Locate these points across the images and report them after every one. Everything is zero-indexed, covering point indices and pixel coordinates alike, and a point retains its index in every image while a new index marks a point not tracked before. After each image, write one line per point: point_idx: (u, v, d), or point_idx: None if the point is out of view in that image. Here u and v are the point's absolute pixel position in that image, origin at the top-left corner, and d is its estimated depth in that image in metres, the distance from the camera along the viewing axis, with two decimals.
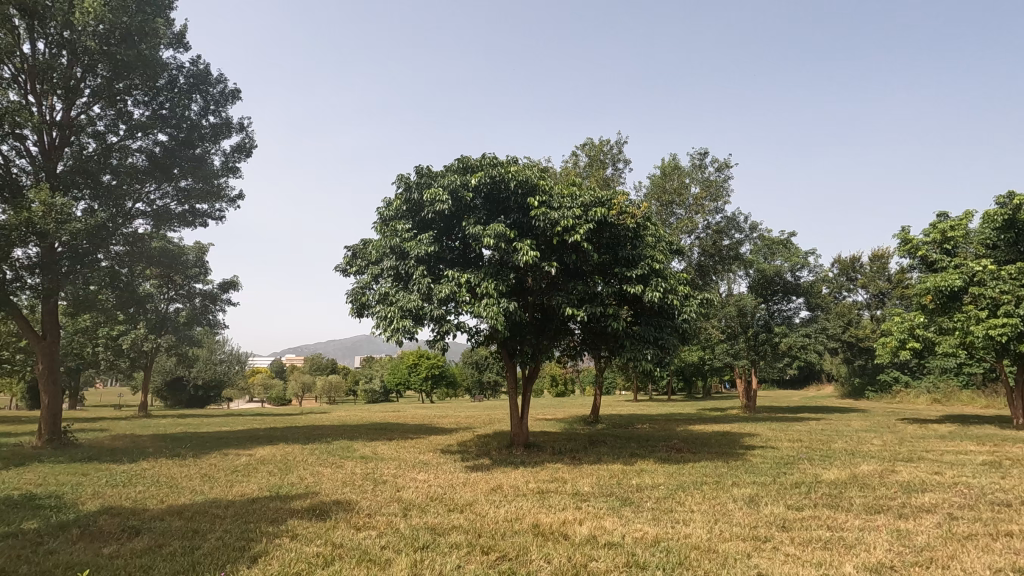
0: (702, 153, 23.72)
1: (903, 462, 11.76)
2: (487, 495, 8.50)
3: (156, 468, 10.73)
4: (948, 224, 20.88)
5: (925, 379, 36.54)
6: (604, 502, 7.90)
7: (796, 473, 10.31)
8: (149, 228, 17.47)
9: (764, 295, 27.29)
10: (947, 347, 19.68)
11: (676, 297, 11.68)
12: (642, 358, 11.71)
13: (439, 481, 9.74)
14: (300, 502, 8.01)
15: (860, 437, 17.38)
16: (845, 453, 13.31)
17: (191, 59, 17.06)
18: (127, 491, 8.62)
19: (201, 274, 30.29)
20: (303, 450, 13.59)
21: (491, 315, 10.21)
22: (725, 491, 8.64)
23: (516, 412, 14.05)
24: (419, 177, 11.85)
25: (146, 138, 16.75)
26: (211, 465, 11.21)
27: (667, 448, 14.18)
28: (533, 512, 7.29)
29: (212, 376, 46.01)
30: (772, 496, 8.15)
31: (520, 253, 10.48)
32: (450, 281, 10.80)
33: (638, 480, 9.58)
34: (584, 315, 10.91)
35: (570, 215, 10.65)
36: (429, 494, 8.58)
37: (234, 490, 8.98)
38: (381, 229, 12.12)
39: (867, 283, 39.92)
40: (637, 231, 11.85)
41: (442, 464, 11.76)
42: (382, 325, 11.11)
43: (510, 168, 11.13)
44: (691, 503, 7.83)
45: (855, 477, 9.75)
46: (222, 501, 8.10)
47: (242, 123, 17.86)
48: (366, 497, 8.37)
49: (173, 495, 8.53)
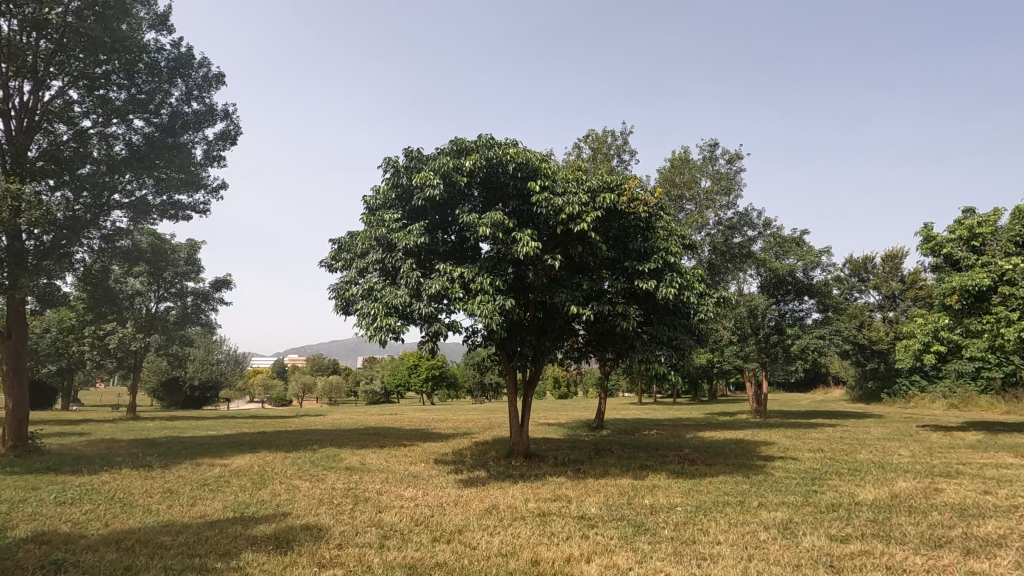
0: (711, 146, 22.69)
1: (942, 477, 10.68)
2: (480, 519, 7.41)
3: (115, 482, 9.67)
4: (975, 221, 19.75)
5: (941, 383, 35.36)
6: (615, 529, 6.84)
7: (828, 492, 9.19)
8: (129, 222, 16.54)
9: (775, 295, 26.26)
10: (975, 351, 18.46)
11: (693, 295, 10.58)
12: (655, 360, 10.62)
13: (428, 499, 8.67)
14: (265, 527, 6.96)
15: (885, 446, 16.24)
16: (874, 465, 12.20)
17: (172, 41, 16.01)
18: (70, 512, 7.58)
19: (193, 274, 29.46)
20: (285, 459, 12.55)
21: (487, 314, 9.14)
22: (752, 515, 7.53)
23: (515, 419, 12.93)
24: (408, 161, 10.81)
25: (124, 126, 15.84)
26: (178, 477, 10.19)
27: (680, 458, 13.08)
28: (533, 544, 6.22)
29: (209, 377, 45.26)
30: (808, 522, 7.06)
31: (519, 244, 9.43)
32: (442, 276, 9.77)
33: (652, 501, 8.48)
34: (589, 314, 9.79)
35: (576, 201, 9.57)
36: (414, 516, 7.51)
37: (193, 510, 7.93)
38: (368, 219, 11.04)
39: (879, 283, 38.73)
40: (650, 221, 10.73)
41: (433, 477, 10.71)
42: (364, 323, 10.00)
43: (509, 149, 10.05)
44: (716, 531, 6.75)
45: (897, 498, 8.61)
46: (176, 524, 7.07)
47: (227, 110, 16.90)
48: (341, 520, 7.31)
49: (121, 516, 7.48)
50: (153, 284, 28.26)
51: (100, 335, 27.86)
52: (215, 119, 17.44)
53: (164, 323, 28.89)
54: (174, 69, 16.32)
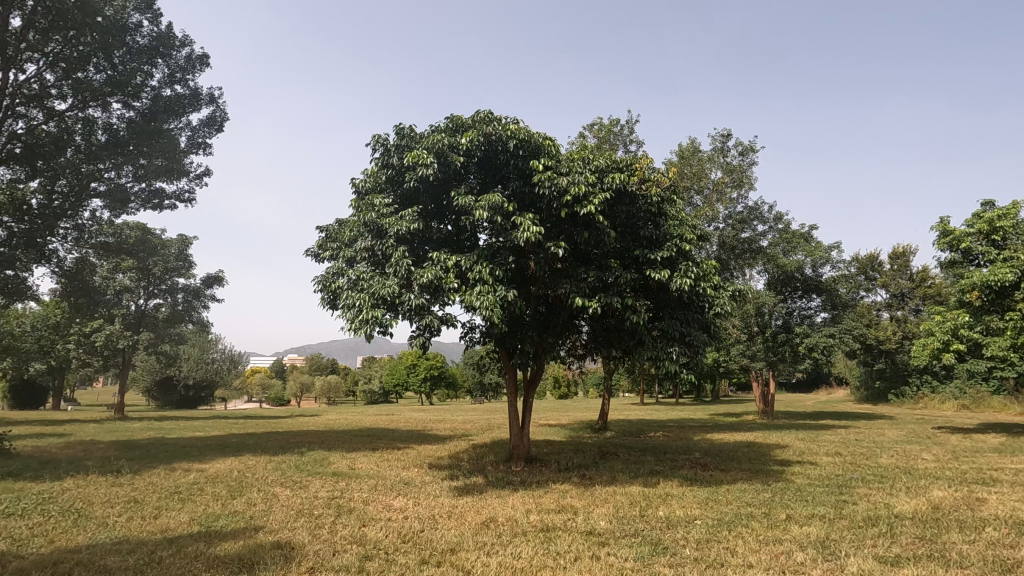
0: (723, 137, 21.86)
1: (978, 485, 9.84)
2: (477, 534, 6.57)
3: (78, 490, 8.83)
4: (995, 214, 18.86)
5: (951, 383, 34.56)
6: (629, 548, 5.99)
7: (861, 502, 8.33)
8: (108, 211, 15.67)
9: (783, 292, 25.38)
10: (996, 350, 17.63)
11: (709, 286, 9.79)
12: (666, 357, 9.79)
13: (419, 510, 7.82)
14: (232, 544, 6.12)
15: (904, 449, 15.42)
16: (901, 472, 11.34)
17: (153, 19, 15.17)
18: (13, 526, 6.74)
19: (184, 268, 28.65)
20: (268, 464, 11.70)
21: (486, 306, 8.30)
22: (783, 530, 6.68)
23: (515, 420, 12.00)
24: (399, 139, 10.00)
25: (102, 110, 14.98)
26: (148, 484, 9.36)
27: (691, 463, 12.23)
28: (537, 568, 5.36)
29: (204, 376, 43.95)
30: (849, 540, 6.23)
31: (520, 229, 8.60)
32: (436, 265, 8.91)
33: (667, 512, 7.63)
34: (596, 307, 8.93)
35: (583, 180, 8.73)
36: (401, 532, 6.68)
37: (154, 523, 7.08)
38: (357, 204, 10.20)
39: (888, 282, 37.95)
40: (660, 206, 9.95)
41: (426, 484, 9.87)
42: (350, 317, 9.13)
43: (510, 125, 9.23)
44: (746, 551, 5.91)
45: (940, 510, 7.76)
46: (130, 541, 6.23)
47: (212, 93, 16.15)
48: (319, 536, 6.47)
49: (70, 531, 6.63)
50: (142, 279, 27.45)
51: (86, 332, 27.10)
52: (200, 104, 16.68)
53: (153, 321, 28.34)
54: (154, 48, 15.46)
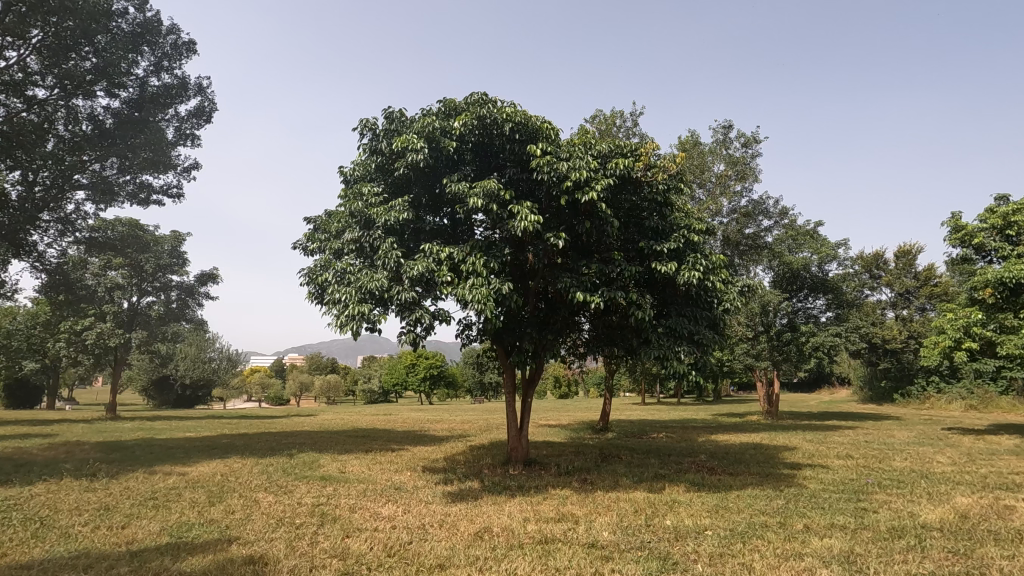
0: (726, 129, 21.30)
1: (1003, 491, 9.28)
2: (469, 547, 6.05)
3: (46, 495, 8.29)
4: (1010, 209, 18.20)
5: (958, 383, 33.97)
6: (635, 563, 5.45)
7: (882, 510, 7.78)
8: (92, 203, 15.16)
9: (788, 290, 24.77)
10: (1012, 349, 17.02)
11: (717, 279, 9.28)
12: (673, 356, 9.22)
13: (408, 518, 7.31)
14: (200, 558, 5.58)
15: (917, 451, 14.88)
16: (918, 476, 10.78)
17: (138, 4, 14.61)
18: None
19: (177, 266, 28.16)
20: (254, 467, 11.19)
21: (479, 299, 7.74)
22: (802, 543, 6.14)
23: (514, 421, 11.45)
24: (388, 123, 9.46)
25: (87, 100, 14.40)
26: (123, 489, 8.84)
27: (697, 466, 11.70)
28: None
29: (200, 376, 43.42)
30: (877, 555, 5.68)
31: (517, 218, 8.05)
32: (428, 257, 8.40)
33: (673, 522, 7.10)
34: (598, 301, 8.35)
35: (584, 165, 8.19)
36: (388, 544, 6.15)
37: (121, 534, 6.56)
38: (345, 193, 9.68)
39: (892, 280, 37.47)
40: (667, 195, 9.42)
41: (419, 489, 9.34)
42: (336, 312, 8.59)
43: (506, 108, 8.67)
44: (765, 568, 5.35)
45: (969, 520, 7.19)
46: (89, 555, 5.69)
47: (199, 82, 15.58)
48: (297, 549, 5.92)
49: (28, 542, 6.11)
50: (135, 277, 26.90)
51: (76, 331, 26.24)
52: (188, 95, 16.12)
53: (146, 319, 27.67)
54: (139, 36, 14.92)
